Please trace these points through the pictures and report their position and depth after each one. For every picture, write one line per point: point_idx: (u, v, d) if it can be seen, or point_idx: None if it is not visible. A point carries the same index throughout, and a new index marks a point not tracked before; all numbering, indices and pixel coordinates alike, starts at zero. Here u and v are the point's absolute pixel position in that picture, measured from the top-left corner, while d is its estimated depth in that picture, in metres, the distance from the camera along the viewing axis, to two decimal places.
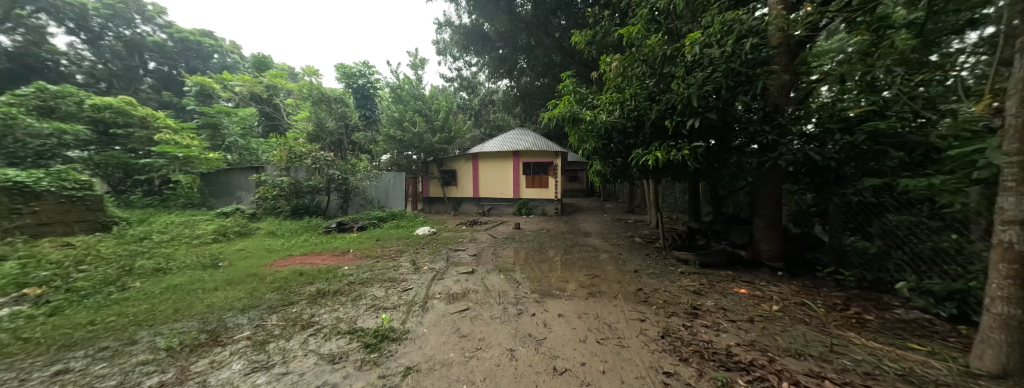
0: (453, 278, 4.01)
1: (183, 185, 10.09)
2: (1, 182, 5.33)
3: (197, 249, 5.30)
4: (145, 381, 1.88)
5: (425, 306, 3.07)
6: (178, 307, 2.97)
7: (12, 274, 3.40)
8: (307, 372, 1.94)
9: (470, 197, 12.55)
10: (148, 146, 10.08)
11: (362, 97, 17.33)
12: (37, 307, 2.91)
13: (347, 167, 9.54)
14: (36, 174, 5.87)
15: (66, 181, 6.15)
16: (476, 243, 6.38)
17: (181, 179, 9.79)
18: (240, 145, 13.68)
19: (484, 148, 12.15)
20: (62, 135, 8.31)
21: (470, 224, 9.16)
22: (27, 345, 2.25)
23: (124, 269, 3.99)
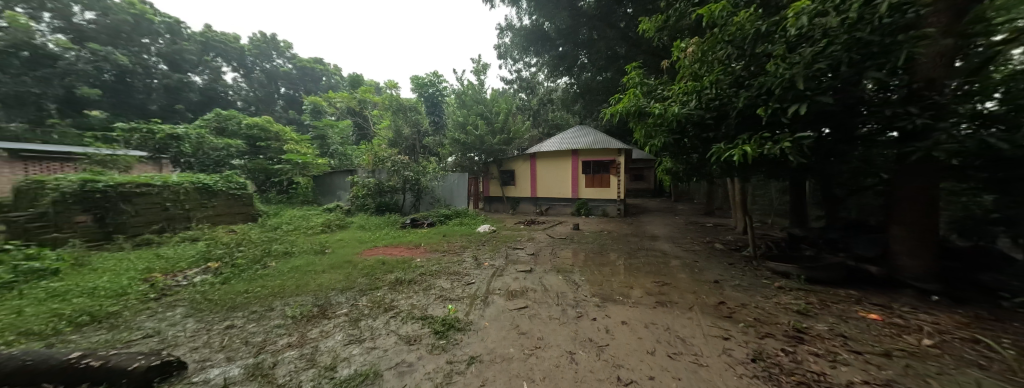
0: (513, 276, 4.10)
1: (300, 186, 12.37)
2: (196, 183, 7.28)
3: (308, 238, 6.47)
4: (278, 340, 2.37)
5: (487, 300, 3.21)
6: (295, 285, 3.63)
7: (202, 252, 4.71)
8: (389, 349, 2.20)
9: (528, 197, 12.57)
10: (278, 154, 12.74)
11: (432, 104, 19.40)
12: (215, 276, 3.92)
13: (419, 169, 10.58)
14: (214, 177, 7.76)
15: (231, 182, 8.00)
16: (535, 242, 6.41)
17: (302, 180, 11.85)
18: (340, 151, 16.28)
19: (541, 148, 12.04)
20: (227, 147, 11.33)
21: (529, 223, 9.25)
22: (209, 305, 3.05)
23: (264, 250, 5.09)
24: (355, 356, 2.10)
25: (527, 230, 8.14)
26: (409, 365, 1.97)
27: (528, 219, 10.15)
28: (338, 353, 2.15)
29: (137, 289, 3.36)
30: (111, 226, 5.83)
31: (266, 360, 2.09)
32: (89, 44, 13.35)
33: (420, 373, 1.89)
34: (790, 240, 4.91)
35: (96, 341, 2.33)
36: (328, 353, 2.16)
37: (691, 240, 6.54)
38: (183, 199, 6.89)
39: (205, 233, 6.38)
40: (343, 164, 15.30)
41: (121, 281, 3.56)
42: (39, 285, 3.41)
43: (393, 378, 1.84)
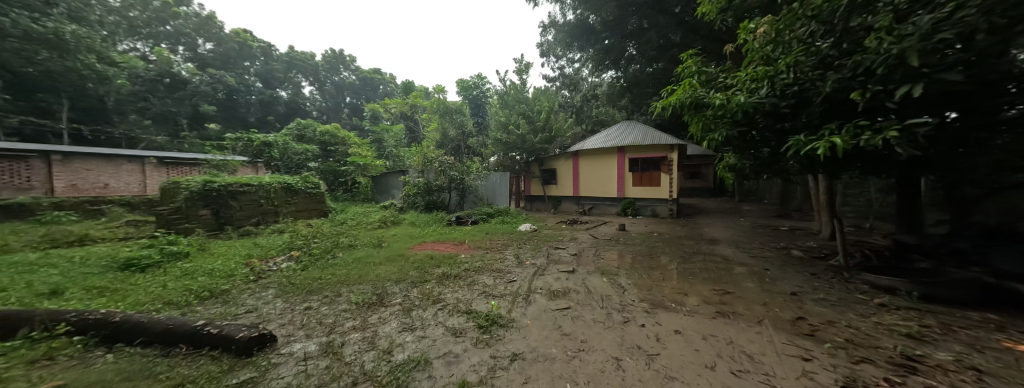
0: (555, 276, 4.04)
1: (362, 185, 13.65)
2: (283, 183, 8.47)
3: (367, 232, 7.13)
4: (345, 322, 2.65)
5: (529, 299, 3.21)
6: (356, 275, 4.01)
7: (285, 243, 5.47)
8: (437, 339, 2.33)
9: (570, 196, 12.26)
10: (343, 157, 14.25)
11: (476, 106, 20.01)
12: (297, 264, 4.53)
13: (464, 169, 11.00)
14: (295, 178, 8.91)
15: (308, 182, 9.12)
16: (578, 243, 6.25)
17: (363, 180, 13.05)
18: (394, 153, 17.66)
19: (584, 146, 11.65)
20: (305, 151, 13.01)
21: (571, 222, 9.06)
22: (291, 288, 3.54)
23: (333, 242, 5.75)
24: (407, 343, 2.26)
25: (571, 230, 7.97)
26: (456, 356, 2.06)
27: (570, 219, 9.91)
28: (393, 339, 2.33)
29: (242, 272, 4.04)
30: (219, 219, 7.05)
31: (335, 339, 2.35)
32: (209, 69, 16.52)
33: (466, 364, 1.97)
34: (895, 248, 4.07)
35: (215, 313, 2.86)
36: (385, 338, 2.36)
37: (760, 245, 5.80)
38: (272, 197, 8.03)
39: (285, 226, 7.40)
40: (397, 165, 16.47)
41: (227, 264, 4.30)
42: (174, 265, 4.28)
43: (441, 366, 1.95)
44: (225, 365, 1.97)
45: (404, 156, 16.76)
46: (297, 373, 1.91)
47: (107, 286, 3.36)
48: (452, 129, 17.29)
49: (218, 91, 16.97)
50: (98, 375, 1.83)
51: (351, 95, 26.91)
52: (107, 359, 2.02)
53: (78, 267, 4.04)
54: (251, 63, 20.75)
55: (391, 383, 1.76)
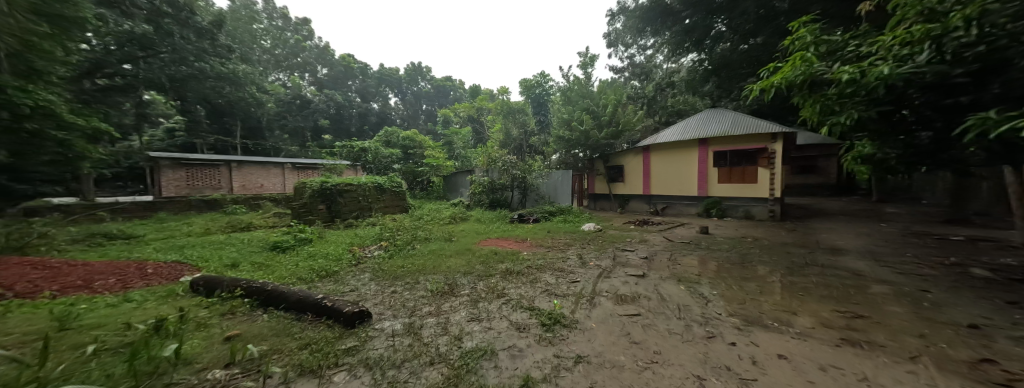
0: (624, 280, 3.76)
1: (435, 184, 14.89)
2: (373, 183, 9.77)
3: (439, 227, 7.78)
4: (422, 307, 2.94)
5: (594, 301, 3.07)
6: (429, 265, 4.38)
7: (374, 235, 6.33)
8: (501, 332, 2.40)
9: (639, 194, 11.22)
10: (420, 159, 15.78)
11: (539, 104, 20.05)
12: (384, 252, 5.20)
13: (526, 167, 11.14)
14: (382, 178, 10.21)
15: (392, 182, 10.35)
16: (650, 245, 5.72)
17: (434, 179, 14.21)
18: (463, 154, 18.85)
19: (658, 139, 10.60)
20: (391, 155, 14.95)
21: (642, 223, 8.37)
22: (382, 274, 4.07)
23: (411, 234, 6.43)
24: (474, 333, 2.38)
25: (642, 231, 7.33)
26: (520, 351, 2.09)
27: (640, 219, 9.14)
28: (462, 327, 2.49)
29: (348, 257, 4.82)
30: (327, 213, 8.54)
31: (414, 321, 2.62)
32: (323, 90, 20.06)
33: (529, 360, 1.98)
34: None
35: (327, 289, 3.48)
36: (455, 325, 2.53)
37: (911, 259, 4.45)
38: (366, 195, 9.34)
39: (374, 219, 8.56)
40: (466, 164, 17.49)
41: (332, 250, 5.16)
42: (298, 248, 5.34)
43: (505, 358, 2.00)
44: (336, 332, 2.37)
45: (472, 156, 17.72)
46: (385, 347, 2.18)
47: (257, 262, 4.37)
48: (515, 128, 17.75)
49: (330, 107, 20.51)
50: (256, 329, 2.41)
51: (427, 103, 29.93)
52: (261, 318, 2.64)
53: (240, 247, 5.35)
54: (352, 82, 24.78)
55: (461, 368, 1.87)
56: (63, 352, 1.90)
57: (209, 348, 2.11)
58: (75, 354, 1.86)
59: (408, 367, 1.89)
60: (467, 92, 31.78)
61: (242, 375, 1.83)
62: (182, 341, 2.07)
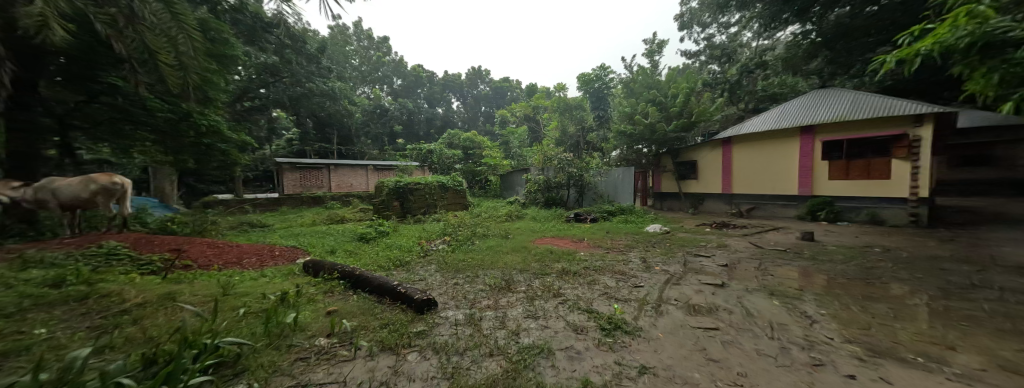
0: (696, 289, 3.40)
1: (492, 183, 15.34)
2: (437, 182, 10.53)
3: (496, 224, 8.04)
4: (482, 300, 3.07)
5: (662, 309, 2.84)
6: (488, 260, 4.56)
7: (438, 231, 6.83)
8: (558, 331, 2.37)
9: (718, 193, 10.15)
10: (479, 159, 16.48)
11: (598, 99, 18.77)
12: (447, 246, 5.58)
13: (584, 165, 10.85)
14: (445, 177, 10.95)
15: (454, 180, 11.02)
16: (729, 251, 5.06)
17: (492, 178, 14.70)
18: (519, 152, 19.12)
19: (744, 130, 9.37)
20: (452, 156, 16.03)
21: (720, 225, 7.46)
22: (446, 266, 4.38)
23: (471, 230, 6.77)
24: (532, 330, 2.39)
25: (719, 234, 6.53)
26: (579, 353, 2.04)
27: (718, 221, 8.17)
28: (519, 323, 2.51)
29: (416, 249, 5.32)
30: (399, 209, 9.50)
31: (475, 313, 2.75)
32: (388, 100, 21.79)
33: (589, 364, 1.93)
34: None
35: (401, 277, 3.89)
36: (513, 320, 2.57)
37: None
38: (431, 193, 10.12)
39: (438, 216, 9.22)
40: (522, 163, 17.66)
41: (403, 243, 5.72)
42: (377, 239, 6.06)
43: (563, 359, 1.97)
44: (407, 316, 2.64)
45: (528, 154, 17.86)
46: (449, 334, 2.34)
47: (345, 250, 5.08)
48: (571, 125, 17.44)
49: (402, 114, 22.71)
50: (346, 307, 2.82)
51: (486, 105, 31.25)
52: (352, 298, 3.07)
53: (332, 236, 6.29)
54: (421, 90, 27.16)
55: (519, 363, 1.89)
56: (225, 311, 2.50)
57: (314, 319, 2.53)
58: (232, 314, 2.43)
59: (470, 355, 1.99)
60: (523, 92, 32.30)
61: (338, 344, 2.16)
62: (298, 311, 2.55)
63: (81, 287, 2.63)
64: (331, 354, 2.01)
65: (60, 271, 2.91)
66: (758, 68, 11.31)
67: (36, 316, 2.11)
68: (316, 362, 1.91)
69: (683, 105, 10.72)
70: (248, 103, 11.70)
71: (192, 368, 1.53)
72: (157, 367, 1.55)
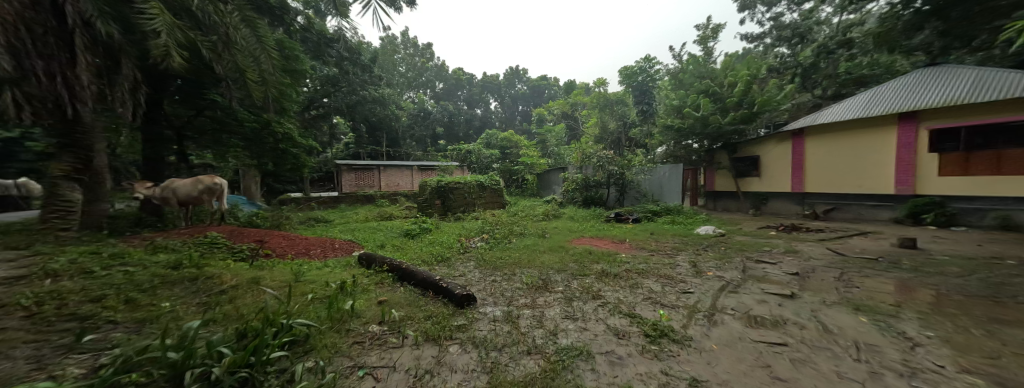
0: (760, 299, 3.03)
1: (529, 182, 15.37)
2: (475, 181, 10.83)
3: (533, 223, 8.06)
4: (519, 299, 3.09)
5: (716, 319, 2.57)
6: (525, 259, 4.60)
7: (477, 228, 7.03)
8: (598, 334, 2.25)
9: (785, 192, 9.31)
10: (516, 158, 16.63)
11: (642, 93, 17.85)
12: (485, 244, 5.72)
13: (625, 163, 10.46)
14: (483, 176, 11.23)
15: (492, 180, 11.23)
16: (799, 259, 4.49)
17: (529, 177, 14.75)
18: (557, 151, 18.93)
19: (822, 120, 8.36)
20: (490, 155, 16.37)
21: (786, 229, 6.73)
22: (486, 263, 4.49)
23: (509, 229, 6.86)
24: (570, 331, 2.31)
25: (784, 239, 5.85)
26: (620, 358, 1.92)
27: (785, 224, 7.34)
28: (557, 323, 2.46)
29: (456, 246, 5.53)
30: (440, 207, 9.93)
31: (512, 311, 2.78)
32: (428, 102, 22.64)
33: (632, 370, 1.79)
34: None
35: (443, 272, 4.08)
36: (550, 320, 2.54)
37: None
38: (470, 192, 10.45)
39: (476, 214, 9.49)
40: (559, 161, 17.43)
41: (444, 240, 5.99)
42: (421, 236, 6.41)
43: (604, 363, 1.85)
44: (449, 310, 2.75)
45: (565, 153, 17.61)
46: (487, 330, 2.38)
47: (393, 245, 5.45)
48: (612, 121, 16.90)
49: (444, 116, 23.71)
50: (395, 298, 3.03)
51: (524, 104, 31.45)
52: (399, 290, 3.31)
53: (381, 232, 6.78)
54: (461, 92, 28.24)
55: (557, 363, 1.80)
56: (296, 295, 2.84)
57: (368, 307, 2.77)
58: (302, 298, 2.75)
59: (507, 352, 1.98)
60: (561, 90, 31.97)
61: (387, 332, 2.34)
62: (355, 299, 2.80)
63: (191, 269, 3.16)
64: (382, 341, 2.18)
65: (177, 256, 3.54)
66: (835, 50, 9.93)
67: (163, 292, 2.61)
68: (369, 346, 2.09)
69: (742, 95, 9.93)
70: (315, 111, 13.16)
71: (271, 344, 1.76)
72: (244, 340, 1.81)
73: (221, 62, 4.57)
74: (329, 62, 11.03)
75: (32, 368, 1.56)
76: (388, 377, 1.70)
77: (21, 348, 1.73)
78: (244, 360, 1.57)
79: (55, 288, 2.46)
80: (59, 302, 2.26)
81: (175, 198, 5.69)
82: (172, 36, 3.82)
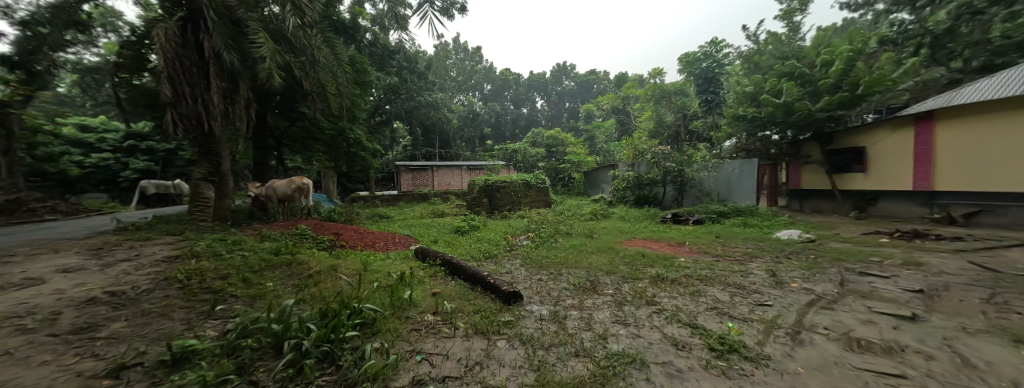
0: (866, 320, 2.41)
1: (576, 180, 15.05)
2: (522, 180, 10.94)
3: (581, 222, 7.88)
4: (566, 300, 3.08)
5: (804, 339, 2.10)
6: (573, 259, 4.55)
7: (524, 227, 7.09)
8: (653, 343, 2.10)
9: (900, 193, 7.51)
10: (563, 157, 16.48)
11: (705, 81, 13.44)
12: (533, 243, 5.77)
13: (683, 159, 9.74)
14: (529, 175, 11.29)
15: (538, 178, 11.21)
16: (923, 273, 3.60)
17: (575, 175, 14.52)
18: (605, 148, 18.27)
19: (954, 102, 6.54)
20: (536, 154, 16.47)
21: (905, 236, 5.46)
22: (535, 261, 4.52)
23: (557, 228, 6.80)
24: (620, 336, 2.23)
25: (894, 247, 4.84)
26: (679, 371, 1.73)
27: (905, 230, 6.01)
28: (607, 327, 2.42)
29: (505, 244, 5.66)
30: (487, 205, 10.29)
31: (560, 310, 2.80)
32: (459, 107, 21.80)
33: (692, 385, 1.61)
34: None
35: (491, 269, 4.25)
36: (599, 324, 2.50)
37: None
38: (516, 191, 10.62)
39: (522, 212, 9.61)
40: (608, 159, 16.78)
41: (491, 237, 6.19)
42: (471, 233, 6.69)
43: (661, 374, 1.71)
44: (497, 306, 2.86)
45: (614, 150, 16.92)
46: (534, 328, 2.44)
47: (445, 241, 5.78)
48: (669, 113, 15.83)
49: (491, 116, 24.37)
50: (447, 291, 3.24)
51: (571, 101, 31.04)
52: (451, 283, 3.52)
53: (434, 228, 7.21)
54: (508, 92, 29.01)
55: (607, 369, 1.75)
56: (365, 283, 3.19)
57: (424, 298, 2.98)
58: (370, 285, 3.08)
59: (555, 352, 2.01)
60: (611, 84, 30.87)
61: (441, 321, 2.52)
62: (412, 289, 3.04)
63: (286, 256, 3.75)
64: (436, 330, 2.36)
65: (276, 244, 4.22)
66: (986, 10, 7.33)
67: (268, 274, 3.15)
68: (425, 334, 2.28)
69: (842, 74, 7.53)
70: (378, 117, 14.48)
71: (346, 324, 2.02)
72: (326, 319, 2.10)
73: (308, 79, 5.30)
74: (391, 72, 12.11)
75: (185, 328, 2.02)
76: (442, 365, 1.84)
77: (178, 312, 2.24)
78: (326, 336, 1.84)
79: (197, 266, 3.12)
80: (201, 277, 2.87)
81: (276, 195, 6.80)
82: (273, 60, 4.92)
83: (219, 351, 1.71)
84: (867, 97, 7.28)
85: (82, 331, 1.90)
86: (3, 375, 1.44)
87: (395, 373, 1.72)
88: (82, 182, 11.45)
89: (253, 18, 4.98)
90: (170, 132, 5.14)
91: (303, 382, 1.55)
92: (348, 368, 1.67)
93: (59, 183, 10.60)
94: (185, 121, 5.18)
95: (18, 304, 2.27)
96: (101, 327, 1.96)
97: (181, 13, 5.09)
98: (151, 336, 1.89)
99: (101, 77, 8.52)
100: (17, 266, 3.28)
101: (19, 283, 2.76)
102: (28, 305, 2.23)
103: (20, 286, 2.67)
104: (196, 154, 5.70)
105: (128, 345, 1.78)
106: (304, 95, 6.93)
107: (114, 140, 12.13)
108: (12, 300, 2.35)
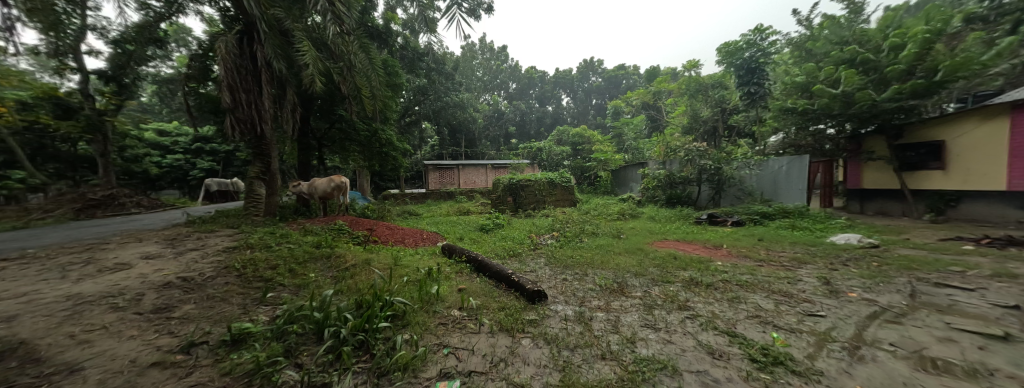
0: (944, 338, 2.12)
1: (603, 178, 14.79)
2: (546, 178, 10.84)
3: (608, 222, 7.66)
4: (592, 301, 3.02)
5: (864, 355, 1.89)
6: (599, 259, 4.46)
7: (548, 226, 7.04)
8: (686, 351, 2.00)
9: (994, 192, 6.50)
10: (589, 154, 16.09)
11: (749, 72, 12.50)
12: (558, 242, 5.70)
13: (721, 156, 9.14)
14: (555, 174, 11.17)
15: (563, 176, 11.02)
16: (1021, 287, 3.08)
17: (602, 174, 14.47)
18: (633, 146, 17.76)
19: None
20: (561, 152, 16.39)
21: (994, 243, 4.74)
22: (562, 261, 4.48)
23: (581, 228, 6.64)
24: (650, 341, 2.15)
25: (980, 256, 4.18)
26: (717, 381, 1.64)
27: (996, 237, 5.18)
28: (635, 331, 2.34)
29: (529, 242, 5.64)
30: (512, 203, 10.38)
31: (584, 312, 2.74)
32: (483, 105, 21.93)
33: None
34: None
35: (515, 267, 4.27)
36: (627, 327, 2.41)
37: None
38: (541, 189, 10.58)
39: (547, 210, 9.52)
40: (637, 156, 16.21)
41: (515, 235, 6.21)
42: (495, 231, 6.75)
43: (695, 383, 1.63)
44: (522, 304, 2.87)
45: (644, 147, 16.28)
46: (559, 328, 2.41)
47: (471, 239, 5.88)
48: (704, 108, 15.04)
49: (517, 115, 24.65)
50: (472, 287, 3.30)
51: (597, 97, 30.80)
52: (476, 279, 3.58)
53: (460, 226, 7.36)
54: (533, 90, 29.15)
55: (635, 374, 1.69)
56: (396, 276, 3.35)
57: (450, 293, 3.05)
58: (400, 280, 3.21)
59: (580, 354, 1.97)
60: (641, 79, 30.29)
61: (466, 317, 2.57)
62: (440, 284, 3.13)
63: (325, 249, 4.03)
64: (461, 325, 2.41)
65: (317, 238, 4.54)
66: None
67: (311, 265, 3.41)
68: (451, 328, 2.34)
69: (915, 58, 6.61)
70: (409, 118, 15.04)
71: (380, 315, 2.10)
72: (361, 309, 2.22)
73: (345, 83, 5.64)
74: (421, 75, 12.55)
75: (242, 311, 2.23)
76: (468, 359, 1.88)
77: (236, 297, 2.48)
78: (361, 326, 1.93)
79: (251, 257, 3.43)
80: (254, 267, 3.15)
81: (317, 192, 7.22)
82: (315, 67, 5.28)
83: (270, 335, 1.87)
84: (947, 84, 6.44)
85: (160, 310, 2.16)
86: (102, 345, 1.67)
87: (424, 365, 1.78)
88: (159, 180, 13.00)
89: (299, 28, 5.37)
90: (229, 135, 5.65)
91: (342, 368, 1.66)
92: (382, 357, 1.75)
93: (141, 181, 12.11)
94: (241, 124, 5.69)
95: (110, 285, 2.62)
96: (175, 308, 2.22)
97: (239, 27, 5.64)
98: (215, 318, 2.11)
99: (174, 87, 9.63)
100: (111, 252, 3.80)
101: (111, 267, 3.19)
102: (118, 286, 2.57)
103: (112, 270, 3.08)
104: (251, 155, 6.28)
105: (196, 325, 2.00)
106: (342, 99, 7.52)
107: (184, 143, 13.62)
108: (107, 281, 2.72)
